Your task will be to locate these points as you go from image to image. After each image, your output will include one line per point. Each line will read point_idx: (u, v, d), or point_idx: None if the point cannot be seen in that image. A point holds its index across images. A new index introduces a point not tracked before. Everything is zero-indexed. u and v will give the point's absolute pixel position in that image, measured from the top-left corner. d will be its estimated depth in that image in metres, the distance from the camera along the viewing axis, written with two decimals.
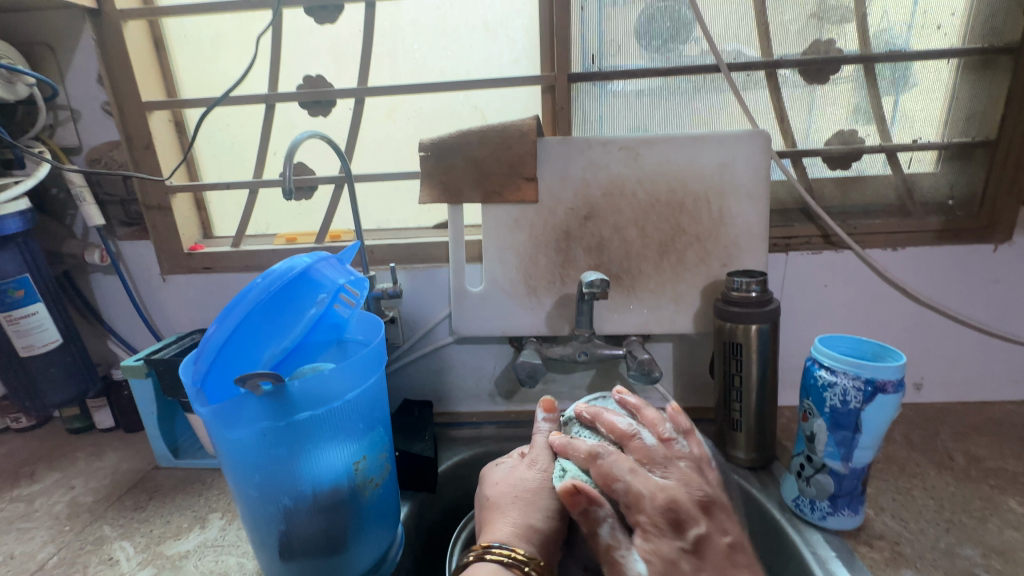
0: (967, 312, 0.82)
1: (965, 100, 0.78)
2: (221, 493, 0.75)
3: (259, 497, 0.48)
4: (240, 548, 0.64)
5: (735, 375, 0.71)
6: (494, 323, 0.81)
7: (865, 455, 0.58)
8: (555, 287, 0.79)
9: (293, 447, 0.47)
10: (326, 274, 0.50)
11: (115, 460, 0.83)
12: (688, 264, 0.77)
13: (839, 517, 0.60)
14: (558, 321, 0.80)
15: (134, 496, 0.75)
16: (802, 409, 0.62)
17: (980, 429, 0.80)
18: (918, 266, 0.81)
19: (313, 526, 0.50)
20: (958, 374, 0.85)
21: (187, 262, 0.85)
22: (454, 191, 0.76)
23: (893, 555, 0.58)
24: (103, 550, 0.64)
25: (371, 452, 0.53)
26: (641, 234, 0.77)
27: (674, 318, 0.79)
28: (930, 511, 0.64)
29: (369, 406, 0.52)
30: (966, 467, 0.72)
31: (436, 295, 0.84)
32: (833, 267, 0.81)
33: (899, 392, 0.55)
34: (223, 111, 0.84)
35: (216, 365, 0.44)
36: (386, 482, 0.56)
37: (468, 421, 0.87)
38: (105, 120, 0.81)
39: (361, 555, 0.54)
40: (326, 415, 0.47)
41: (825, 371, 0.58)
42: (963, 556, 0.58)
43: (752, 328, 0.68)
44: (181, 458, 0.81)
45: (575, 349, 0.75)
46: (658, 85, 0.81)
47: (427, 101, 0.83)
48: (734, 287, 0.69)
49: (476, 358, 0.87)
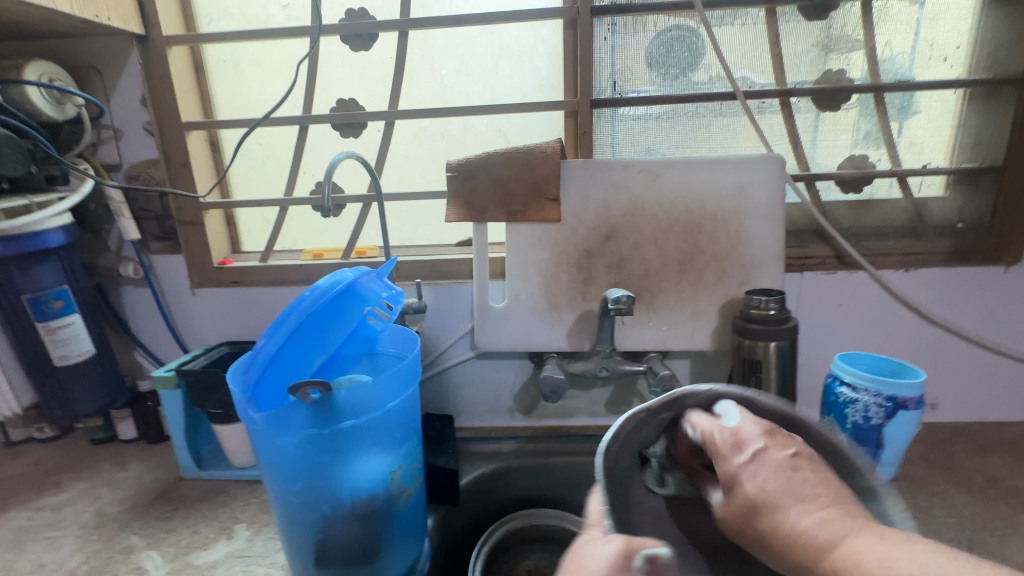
0: (981, 332, 0.84)
1: (971, 128, 0.81)
2: (246, 504, 0.75)
3: (299, 504, 0.50)
4: (267, 558, 0.64)
5: (754, 392, 0.72)
6: (516, 339, 0.83)
7: (887, 472, 0.59)
8: (576, 303, 0.81)
9: (335, 455, 0.48)
10: (369, 288, 0.52)
11: (139, 470, 0.84)
12: (706, 282, 0.79)
13: None
14: (578, 336, 0.82)
15: (160, 506, 0.76)
16: None
17: (996, 448, 0.80)
18: (932, 287, 0.82)
19: (349, 535, 0.51)
20: (972, 394, 0.86)
21: (217, 275, 0.87)
22: (480, 210, 0.78)
23: None
24: (131, 560, 0.65)
25: (405, 461, 0.54)
26: (660, 253, 0.79)
27: (692, 335, 0.81)
28: (951, 529, 0.65)
29: (405, 416, 0.53)
30: (984, 486, 0.72)
31: (458, 311, 0.87)
32: (846, 287, 0.83)
33: (920, 408, 0.57)
34: (257, 133, 0.87)
35: (266, 375, 0.46)
36: (418, 492, 0.57)
37: (487, 435, 0.88)
38: (145, 139, 0.84)
39: (392, 565, 0.55)
40: (368, 425, 0.49)
41: (846, 388, 0.59)
42: None
43: (771, 345, 0.70)
44: (205, 469, 0.82)
45: (597, 365, 0.77)
46: (675, 110, 0.84)
47: (454, 123, 0.87)
48: (753, 305, 0.71)
49: (496, 373, 0.89)
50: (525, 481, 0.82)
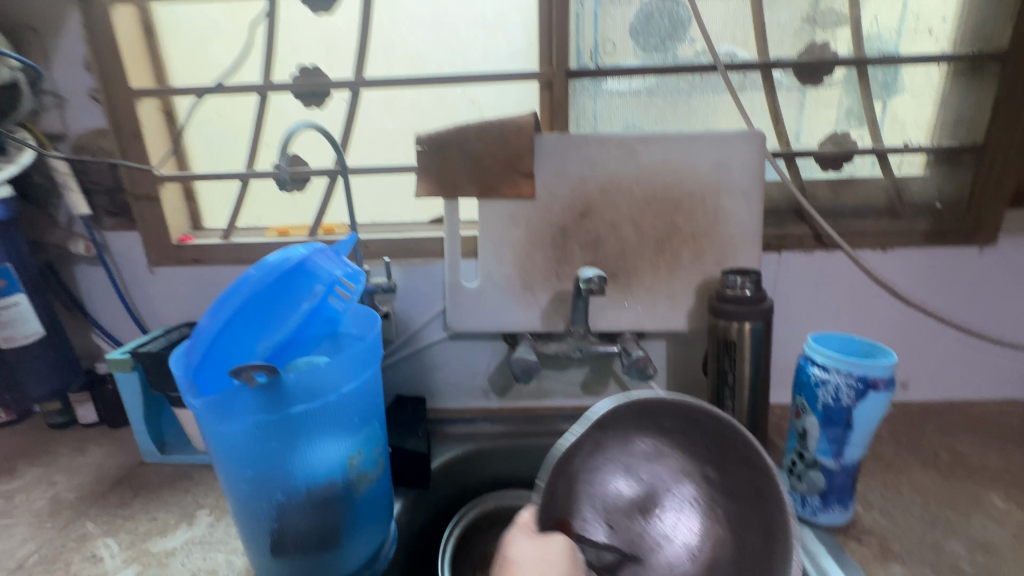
0: (956, 313, 0.84)
1: (953, 106, 0.80)
2: (209, 489, 0.73)
3: (251, 492, 0.47)
4: (228, 545, 0.63)
5: (728, 373, 0.71)
6: (489, 320, 0.81)
7: (855, 452, 0.58)
8: (550, 283, 0.79)
9: (287, 441, 0.46)
10: (324, 266, 0.49)
11: (98, 455, 0.81)
12: (683, 262, 0.78)
13: (829, 513, 0.61)
14: (553, 317, 0.80)
15: (118, 492, 0.73)
16: (795, 406, 0.62)
17: (965, 428, 0.81)
18: (909, 267, 0.82)
19: (306, 522, 0.50)
20: (944, 374, 0.87)
21: (176, 254, 0.83)
22: (450, 185, 0.75)
23: (882, 549, 0.59)
24: (85, 548, 0.63)
25: (366, 447, 0.52)
26: (637, 232, 0.77)
27: (668, 316, 0.80)
28: (917, 507, 0.66)
29: (365, 401, 0.51)
30: (951, 465, 0.73)
31: (430, 291, 0.84)
32: (825, 268, 0.82)
33: (890, 389, 0.56)
34: (215, 101, 0.83)
35: (208, 358, 0.43)
36: (381, 478, 0.55)
37: (461, 417, 0.87)
38: (90, 107, 0.78)
39: (355, 552, 0.53)
40: (321, 409, 0.46)
41: (817, 369, 0.58)
42: (950, 550, 0.59)
43: (745, 326, 0.69)
44: (168, 453, 0.79)
45: (570, 346, 0.75)
46: (654, 84, 0.81)
47: (426, 94, 0.83)
48: (729, 285, 0.70)
49: (470, 355, 0.87)
50: (500, 464, 0.81)
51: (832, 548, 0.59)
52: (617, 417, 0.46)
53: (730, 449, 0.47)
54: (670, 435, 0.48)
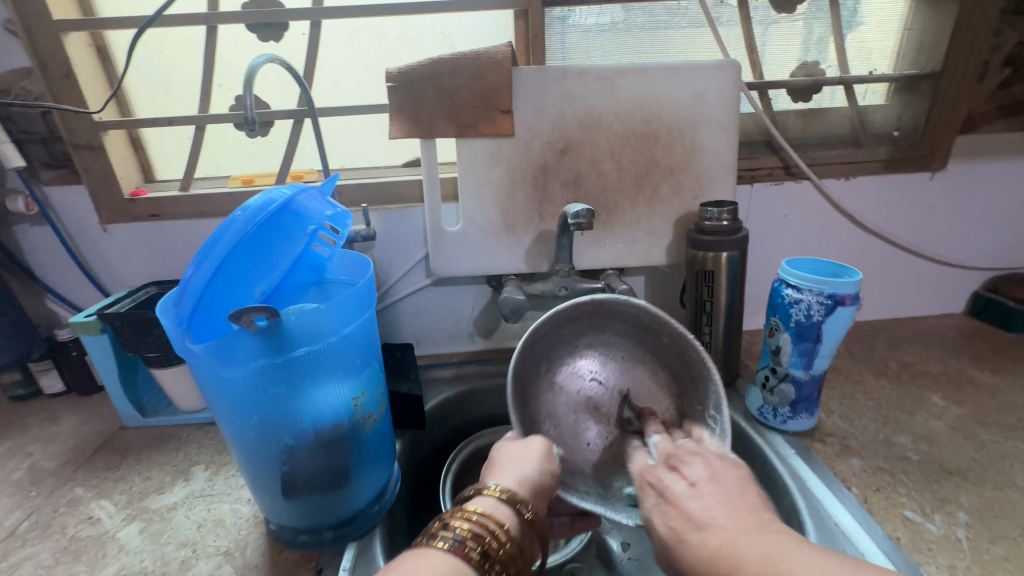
0: (907, 236, 0.90)
1: (915, 33, 0.83)
2: (201, 445, 0.72)
3: (258, 438, 0.47)
4: (232, 495, 0.63)
5: (705, 301, 0.75)
6: (473, 263, 0.80)
7: (823, 363, 0.64)
8: (533, 223, 0.79)
9: (291, 385, 0.45)
10: (311, 207, 0.47)
11: (73, 423, 0.78)
12: (662, 197, 0.79)
13: (797, 420, 0.67)
14: (536, 256, 0.81)
15: (104, 456, 0.71)
16: (768, 326, 0.67)
17: (909, 340, 0.90)
18: (868, 195, 0.87)
19: (315, 463, 0.50)
20: (892, 294, 0.95)
21: (131, 209, 0.77)
22: (426, 124, 0.72)
23: (841, 446, 0.66)
24: (80, 511, 0.62)
25: (368, 387, 0.52)
26: (617, 167, 0.77)
27: (648, 251, 0.82)
28: (870, 410, 0.73)
29: (363, 341, 0.51)
30: (898, 372, 0.81)
31: (411, 238, 0.82)
32: (792, 199, 0.86)
33: (856, 304, 0.60)
34: (153, 35, 0.74)
35: (200, 303, 0.41)
36: (383, 417, 0.56)
37: (449, 360, 0.89)
38: (8, 43, 0.69)
39: (364, 487, 0.55)
40: (322, 351, 0.46)
41: (791, 290, 0.62)
42: (898, 443, 0.67)
43: (721, 256, 0.72)
44: (149, 416, 0.77)
45: (555, 285, 0.76)
46: (630, 12, 0.78)
47: (391, 25, 0.78)
48: (707, 217, 0.72)
49: (454, 299, 0.87)
50: (490, 401, 0.84)
51: (800, 449, 0.66)
52: (546, 337, 0.59)
53: (640, 325, 0.60)
54: (600, 338, 0.63)
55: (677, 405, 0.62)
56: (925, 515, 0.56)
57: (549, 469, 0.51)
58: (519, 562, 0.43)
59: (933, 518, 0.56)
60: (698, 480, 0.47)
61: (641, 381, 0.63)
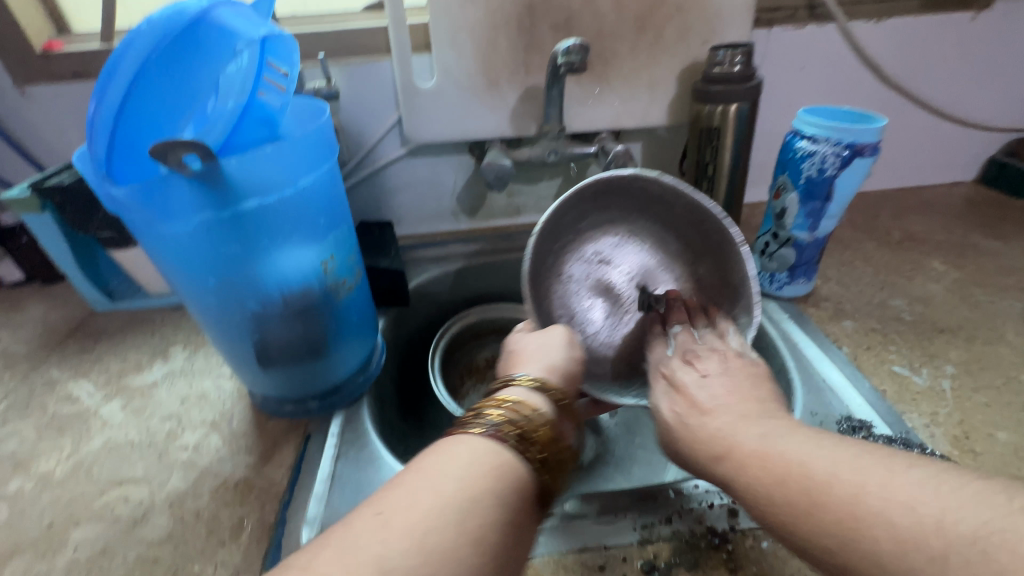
0: (933, 93, 0.82)
1: None
2: (177, 327, 0.70)
3: (220, 306, 0.43)
4: (213, 372, 0.61)
5: (708, 164, 0.69)
6: (451, 126, 0.72)
7: (828, 224, 0.60)
8: (518, 78, 0.69)
9: (247, 245, 0.40)
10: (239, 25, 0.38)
11: (40, 311, 0.75)
12: (667, 44, 0.69)
13: (794, 286, 0.65)
14: (523, 118, 0.72)
15: (76, 340, 0.69)
16: (775, 187, 0.61)
17: (915, 209, 0.86)
18: (898, 41, 0.76)
19: (289, 332, 0.47)
20: (905, 160, 0.88)
21: (47, 66, 0.66)
22: None
23: (835, 310, 0.65)
24: (58, 391, 0.60)
25: (338, 252, 0.48)
26: (616, 5, 0.66)
27: (647, 111, 0.73)
28: (868, 276, 0.71)
29: (327, 199, 0.45)
30: (901, 240, 0.78)
31: (381, 98, 0.72)
32: (813, 47, 0.76)
33: (874, 156, 0.55)
34: None
35: (119, 138, 0.34)
36: (359, 286, 0.52)
37: (433, 240, 0.83)
38: None
39: (346, 358, 0.53)
40: (278, 205, 0.40)
41: (806, 142, 0.56)
42: (893, 305, 0.65)
43: (730, 109, 0.64)
44: (119, 301, 0.73)
45: (544, 150, 0.69)
46: None
47: None
48: (717, 62, 0.63)
49: (434, 172, 0.80)
50: (475, 280, 0.81)
51: (794, 314, 0.64)
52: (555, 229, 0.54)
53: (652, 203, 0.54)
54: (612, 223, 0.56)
55: (700, 287, 0.55)
56: (912, 369, 0.56)
57: (573, 354, 0.48)
58: (560, 450, 0.37)
59: (920, 371, 0.56)
60: (710, 372, 0.44)
61: (661, 256, 0.57)
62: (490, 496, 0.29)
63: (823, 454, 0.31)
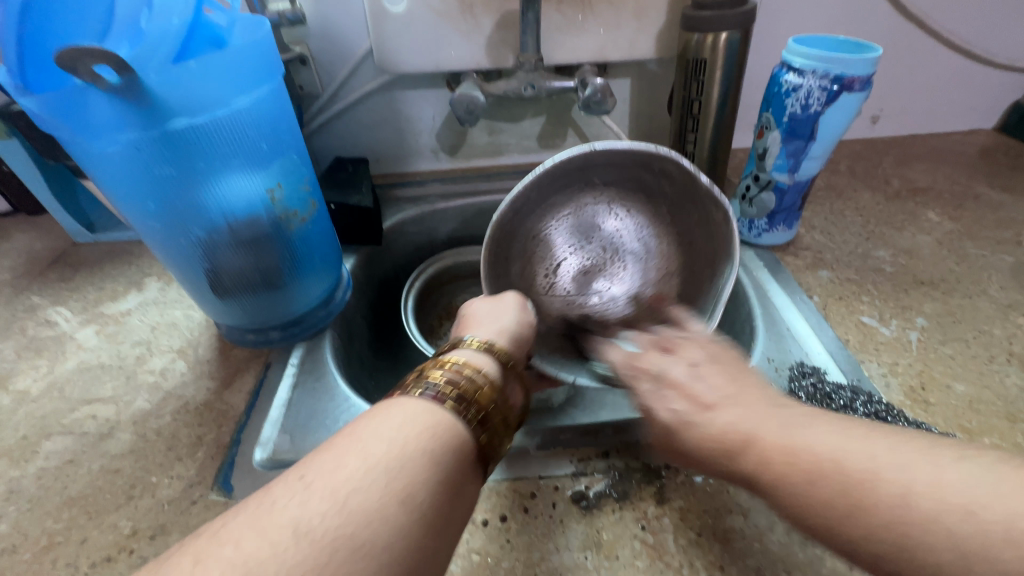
0: (954, 27, 0.74)
1: None
2: (154, 259, 0.71)
3: (165, 231, 0.43)
4: (184, 302, 0.63)
5: (693, 100, 0.65)
6: (424, 55, 0.68)
7: (811, 167, 0.57)
8: (494, 2, 0.65)
9: (183, 167, 0.40)
10: None
11: (25, 240, 0.76)
12: None
13: (772, 234, 0.63)
14: (500, 48, 0.68)
15: (57, 269, 0.70)
16: (759, 125, 0.58)
17: (921, 157, 0.81)
18: None
19: (240, 261, 0.47)
20: (918, 103, 0.82)
21: None
22: None
23: (814, 260, 0.63)
24: (38, 315, 0.62)
25: (286, 181, 0.47)
26: None
27: (634, 42, 0.68)
28: (857, 225, 0.68)
29: (269, 123, 0.44)
30: (900, 189, 0.74)
31: (352, 25, 0.69)
32: None
33: (864, 91, 0.51)
34: None
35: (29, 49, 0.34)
36: (315, 219, 0.52)
37: (412, 180, 0.82)
38: None
39: (304, 291, 0.53)
40: (211, 125, 0.39)
41: (792, 75, 0.52)
42: (876, 256, 0.63)
43: (720, 38, 0.59)
44: (99, 232, 0.74)
45: (520, 83, 0.65)
46: None
47: None
48: None
49: (411, 107, 0.77)
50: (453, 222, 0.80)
51: (770, 262, 0.62)
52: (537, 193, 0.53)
53: (645, 171, 0.52)
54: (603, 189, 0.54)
55: (692, 254, 0.53)
56: (881, 320, 0.54)
57: (526, 319, 0.46)
58: (504, 410, 0.35)
59: (889, 322, 0.54)
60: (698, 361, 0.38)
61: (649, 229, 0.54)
62: (426, 456, 0.27)
63: (811, 437, 0.29)
